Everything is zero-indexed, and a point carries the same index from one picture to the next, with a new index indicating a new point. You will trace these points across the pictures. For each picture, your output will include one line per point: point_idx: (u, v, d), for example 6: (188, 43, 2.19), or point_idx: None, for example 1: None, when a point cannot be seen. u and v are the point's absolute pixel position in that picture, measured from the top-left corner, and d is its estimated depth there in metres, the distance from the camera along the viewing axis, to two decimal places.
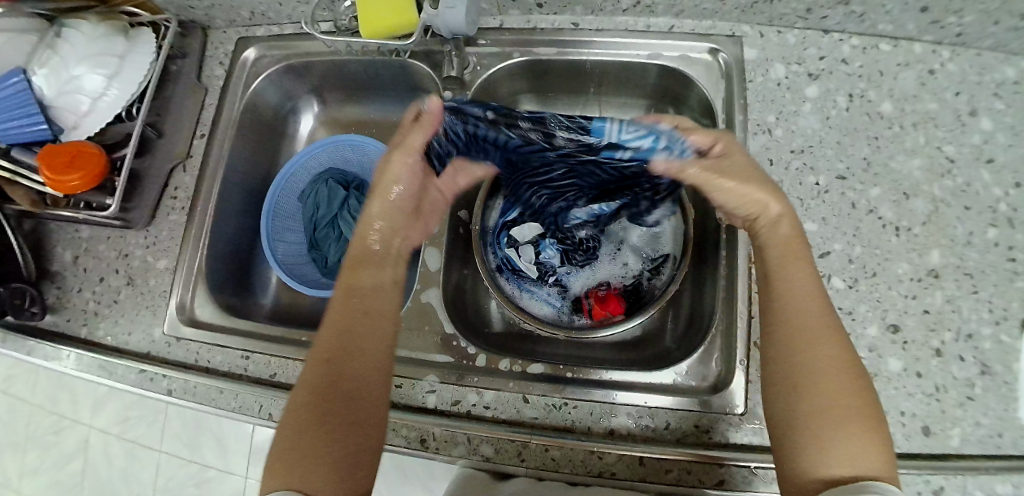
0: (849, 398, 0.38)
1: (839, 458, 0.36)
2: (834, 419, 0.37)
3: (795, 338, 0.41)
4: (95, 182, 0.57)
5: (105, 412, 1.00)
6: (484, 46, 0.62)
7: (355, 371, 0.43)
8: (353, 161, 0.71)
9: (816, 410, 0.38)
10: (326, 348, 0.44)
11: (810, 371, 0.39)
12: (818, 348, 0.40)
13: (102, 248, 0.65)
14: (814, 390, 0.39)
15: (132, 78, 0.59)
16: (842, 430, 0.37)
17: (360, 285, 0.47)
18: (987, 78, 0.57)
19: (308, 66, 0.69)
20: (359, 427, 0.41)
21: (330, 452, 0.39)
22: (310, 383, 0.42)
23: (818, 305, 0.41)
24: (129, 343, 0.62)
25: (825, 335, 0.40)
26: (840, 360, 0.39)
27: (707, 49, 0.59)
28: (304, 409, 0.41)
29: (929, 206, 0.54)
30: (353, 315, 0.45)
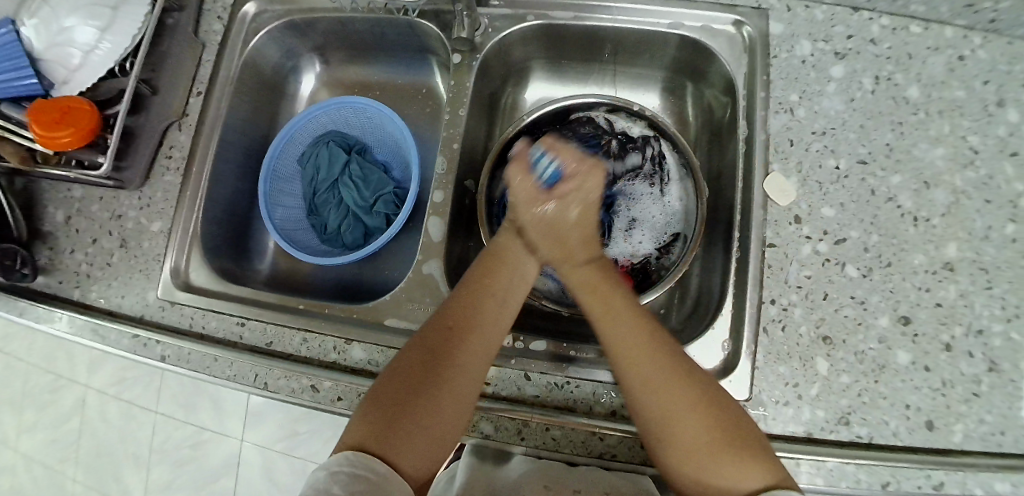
0: (717, 421, 0.40)
1: (734, 481, 0.38)
2: (710, 450, 0.39)
3: (641, 379, 0.41)
4: (88, 138, 0.55)
5: (103, 372, 1.00)
6: (498, 7, 0.59)
7: (463, 356, 0.43)
8: (355, 124, 0.68)
9: (695, 446, 0.39)
10: (442, 322, 0.45)
11: (666, 411, 0.40)
12: (652, 394, 0.41)
13: (95, 208, 0.63)
14: (677, 437, 0.40)
15: (124, 31, 0.56)
16: (719, 460, 0.38)
17: (498, 274, 0.48)
18: (1018, 67, 0.55)
19: (311, 23, 0.66)
20: (445, 413, 0.41)
21: (427, 420, 0.40)
22: (414, 351, 0.43)
23: (632, 340, 0.43)
24: (122, 307, 0.60)
25: (656, 370, 0.41)
26: (680, 392, 0.40)
27: (730, 21, 0.57)
28: (402, 376, 0.42)
29: (950, 197, 0.52)
30: (478, 300, 0.46)
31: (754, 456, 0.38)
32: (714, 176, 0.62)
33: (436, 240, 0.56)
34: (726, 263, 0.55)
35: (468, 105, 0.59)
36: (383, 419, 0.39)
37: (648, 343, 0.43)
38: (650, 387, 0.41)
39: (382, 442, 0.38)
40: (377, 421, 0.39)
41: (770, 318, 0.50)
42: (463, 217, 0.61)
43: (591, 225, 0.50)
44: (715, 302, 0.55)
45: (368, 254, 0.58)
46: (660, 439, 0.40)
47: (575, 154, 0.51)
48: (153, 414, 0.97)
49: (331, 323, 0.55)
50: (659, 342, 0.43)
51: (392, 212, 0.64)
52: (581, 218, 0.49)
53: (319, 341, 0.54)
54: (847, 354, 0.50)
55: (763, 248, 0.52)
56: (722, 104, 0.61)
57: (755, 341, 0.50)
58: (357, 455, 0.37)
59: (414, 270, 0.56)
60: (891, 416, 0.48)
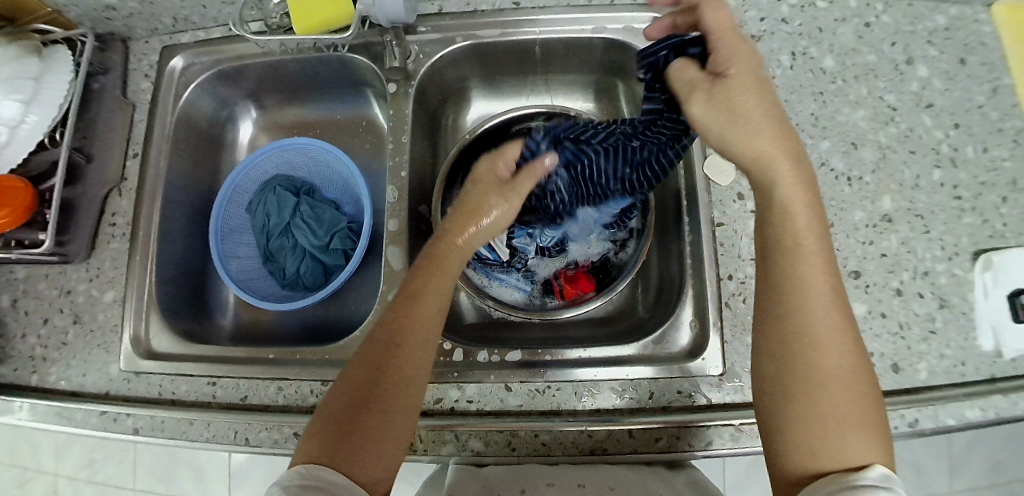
0: (846, 389, 0.37)
1: (837, 454, 0.35)
2: (846, 421, 0.36)
3: (817, 311, 0.38)
4: (24, 216, 0.54)
5: (74, 460, 0.96)
6: (426, 32, 0.60)
7: (405, 366, 0.43)
8: (300, 165, 0.68)
9: (819, 409, 0.36)
10: (382, 334, 0.44)
11: (812, 371, 0.37)
12: (821, 337, 0.38)
13: (42, 287, 0.61)
14: (816, 400, 0.37)
15: (49, 101, 0.55)
16: (841, 427, 0.36)
17: (431, 279, 0.46)
18: (920, 26, 0.59)
19: (241, 70, 0.65)
20: (394, 423, 0.41)
21: (378, 434, 0.40)
22: (364, 362, 0.43)
23: (826, 294, 0.39)
24: (85, 385, 0.58)
25: (832, 328, 0.38)
26: (837, 357, 0.38)
27: (650, 19, 0.59)
28: (349, 389, 0.41)
29: (877, 154, 0.56)
30: (413, 309, 0.45)
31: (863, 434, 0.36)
32: None
33: (397, 268, 0.55)
34: (680, 248, 0.57)
35: (410, 130, 0.59)
36: (334, 432, 0.39)
37: (827, 293, 0.39)
38: (818, 348, 0.38)
39: (336, 451, 0.38)
40: (332, 430, 0.39)
41: (730, 293, 0.52)
42: (422, 241, 0.61)
43: (761, 91, 0.41)
44: (677, 282, 0.56)
45: (330, 293, 0.58)
46: (792, 395, 0.38)
47: (729, 18, 0.42)
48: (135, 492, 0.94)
49: (304, 368, 0.54)
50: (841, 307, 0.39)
51: (349, 247, 0.64)
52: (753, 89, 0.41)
53: (294, 388, 0.53)
54: None
55: (715, 228, 0.53)
56: None
57: (721, 315, 0.51)
58: (310, 468, 0.36)
59: (380, 301, 0.55)
60: None
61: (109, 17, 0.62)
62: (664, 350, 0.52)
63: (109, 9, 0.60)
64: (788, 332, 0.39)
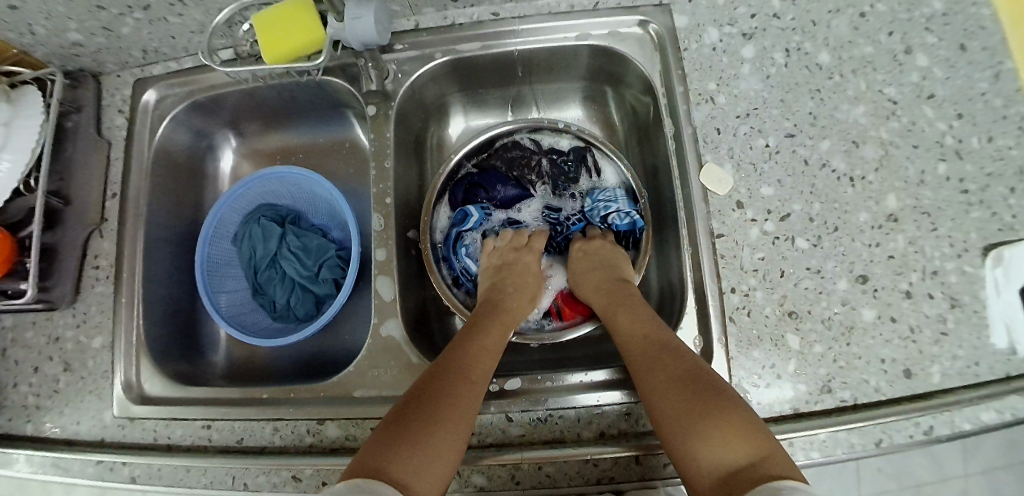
0: (691, 398, 0.41)
1: (714, 460, 0.37)
2: (706, 429, 0.39)
3: (640, 353, 0.46)
4: (4, 266, 0.52)
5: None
6: (403, 50, 0.58)
7: (466, 392, 0.43)
8: (284, 193, 0.66)
9: (680, 424, 0.40)
10: (445, 362, 0.45)
11: (657, 395, 0.42)
12: (649, 372, 0.44)
13: (29, 335, 0.59)
14: (672, 420, 0.41)
15: (21, 145, 0.53)
16: (709, 434, 0.38)
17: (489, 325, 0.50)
18: (917, 13, 0.56)
19: (217, 99, 0.63)
20: (448, 444, 0.39)
21: (433, 454, 0.38)
22: (424, 387, 0.43)
23: (639, 342, 0.47)
24: (80, 433, 0.57)
25: (658, 356, 0.45)
26: (676, 373, 0.43)
27: (636, 22, 0.57)
28: (405, 410, 0.41)
29: (879, 151, 0.53)
30: (473, 345, 0.47)
31: (739, 432, 0.38)
32: (650, 173, 0.62)
33: (388, 299, 0.54)
34: (679, 259, 0.55)
35: (393, 154, 0.57)
36: (391, 447, 0.38)
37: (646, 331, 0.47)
38: (649, 377, 0.44)
39: (392, 465, 0.36)
40: (389, 447, 0.38)
41: (733, 307, 0.50)
42: (413, 267, 0.59)
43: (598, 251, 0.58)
44: (678, 296, 0.54)
45: (322, 326, 0.56)
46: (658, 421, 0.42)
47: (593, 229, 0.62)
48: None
49: (299, 407, 0.53)
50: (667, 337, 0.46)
51: (339, 276, 0.63)
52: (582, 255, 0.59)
53: (291, 427, 0.52)
54: (815, 324, 0.50)
55: (714, 239, 0.52)
56: (645, 104, 0.61)
57: (725, 329, 0.50)
58: (367, 480, 0.35)
59: (373, 334, 0.53)
60: (870, 373, 0.49)
61: (77, 54, 0.60)
62: None
63: (76, 45, 0.58)
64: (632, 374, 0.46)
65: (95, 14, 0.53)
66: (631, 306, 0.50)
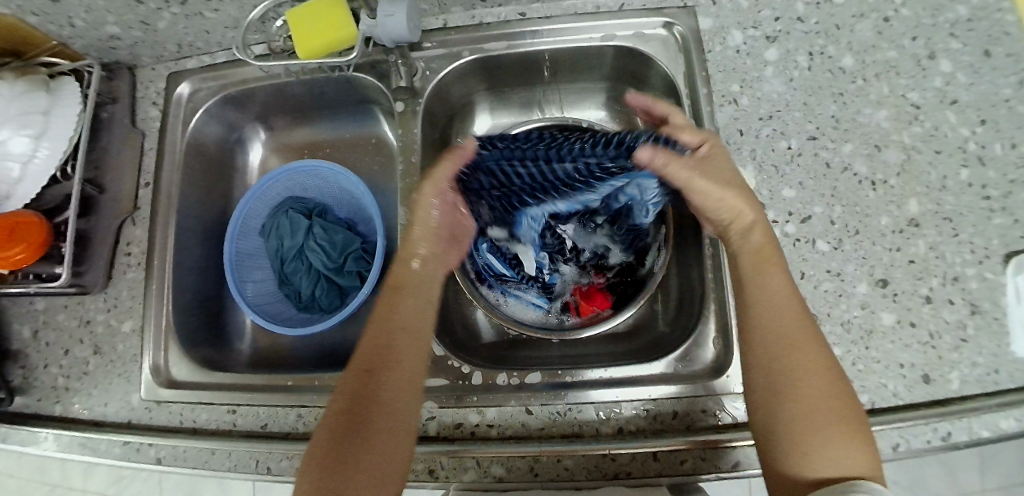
0: (827, 398, 0.39)
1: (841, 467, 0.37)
2: (823, 427, 0.38)
3: (777, 324, 0.42)
4: (40, 251, 0.54)
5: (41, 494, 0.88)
6: (431, 49, 0.59)
7: (390, 390, 0.42)
8: (311, 187, 0.67)
9: (802, 414, 0.39)
10: (358, 365, 0.43)
11: (785, 375, 0.40)
12: (785, 350, 0.41)
13: (61, 318, 0.61)
14: (795, 402, 0.39)
15: (59, 135, 0.55)
16: (827, 436, 0.38)
17: (400, 302, 0.47)
18: (940, 19, 0.57)
19: (248, 94, 0.65)
20: (387, 450, 0.40)
21: (368, 467, 0.39)
22: (343, 399, 0.42)
23: (785, 313, 0.42)
24: (107, 415, 0.58)
25: (797, 336, 0.41)
26: (811, 360, 0.40)
27: (661, 23, 0.58)
28: (330, 430, 0.41)
29: (902, 155, 0.54)
30: (391, 332, 0.45)
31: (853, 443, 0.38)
32: None
33: None
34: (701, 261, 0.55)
35: (420, 150, 0.58)
36: (322, 477, 0.38)
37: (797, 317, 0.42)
38: (787, 351, 0.41)
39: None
40: (321, 476, 0.38)
41: None
42: None
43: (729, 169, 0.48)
44: (697, 298, 0.55)
45: (347, 316, 0.57)
46: (775, 397, 0.40)
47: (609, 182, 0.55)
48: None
49: (322, 395, 0.54)
50: (808, 321, 0.42)
51: (363, 268, 0.64)
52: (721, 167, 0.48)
53: (314, 414, 0.53)
54: (834, 326, 0.50)
55: None
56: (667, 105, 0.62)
57: None
58: None
59: None
60: (888, 377, 0.49)
61: (114, 47, 0.61)
62: (688, 368, 0.51)
63: (113, 39, 0.59)
64: (766, 346, 0.42)
65: (134, 8, 0.55)
66: (779, 272, 0.44)
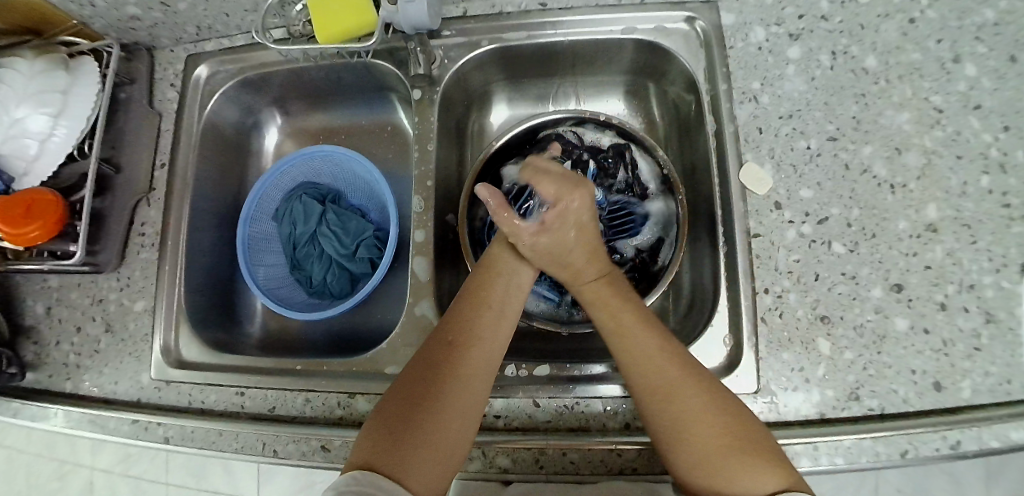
0: (721, 433, 0.39)
1: (743, 488, 0.38)
2: (725, 460, 0.39)
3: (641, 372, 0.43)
4: (57, 229, 0.54)
5: (49, 470, 0.89)
6: (450, 37, 0.59)
7: (465, 370, 0.43)
8: (325, 173, 0.68)
9: (702, 456, 0.39)
10: (439, 337, 0.45)
11: (673, 423, 0.41)
12: (656, 400, 0.42)
13: (74, 296, 0.62)
14: (693, 447, 0.40)
15: (78, 113, 0.56)
16: (734, 470, 0.38)
17: (492, 284, 0.48)
18: (966, 22, 0.56)
19: (265, 78, 0.65)
20: (457, 423, 0.41)
21: (435, 437, 0.40)
22: (421, 365, 0.43)
23: (644, 360, 0.43)
24: (117, 393, 0.59)
25: (664, 378, 0.42)
26: (688, 399, 0.41)
27: (683, 18, 0.57)
28: (402, 392, 0.42)
29: (922, 159, 0.53)
30: (477, 310, 0.46)
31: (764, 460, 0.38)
32: (688, 171, 0.63)
33: (423, 279, 0.55)
34: (715, 260, 0.55)
35: (436, 138, 0.58)
36: (390, 437, 0.39)
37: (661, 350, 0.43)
38: (662, 398, 0.42)
39: (390, 457, 0.38)
40: (388, 436, 0.39)
41: (767, 307, 0.50)
42: (449, 250, 0.61)
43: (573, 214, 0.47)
44: (709, 298, 0.55)
45: (358, 303, 0.57)
46: (675, 445, 0.40)
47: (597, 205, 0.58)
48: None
49: (331, 379, 0.54)
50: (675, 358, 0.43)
51: (375, 255, 0.64)
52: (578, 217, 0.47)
53: (322, 399, 0.54)
54: (847, 330, 0.50)
55: (750, 239, 0.52)
56: (686, 101, 0.61)
57: (756, 328, 0.50)
58: (366, 474, 0.36)
59: (407, 312, 0.54)
60: (899, 382, 0.48)
61: (135, 28, 0.62)
62: None
63: (133, 19, 0.60)
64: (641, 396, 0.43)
65: None
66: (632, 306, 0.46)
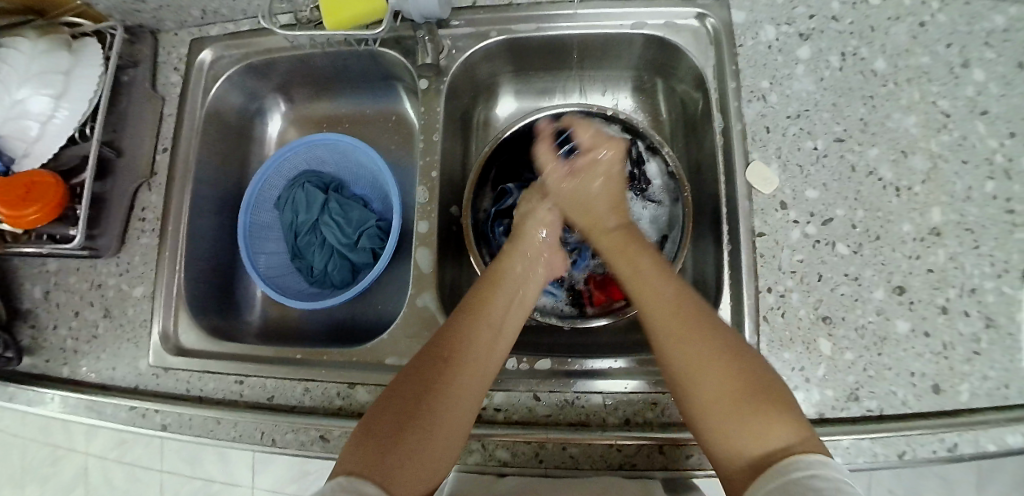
0: (739, 384, 0.40)
1: (755, 440, 0.37)
2: (736, 406, 0.39)
3: (661, 314, 0.44)
4: (55, 212, 0.54)
5: (43, 455, 0.88)
6: (458, 27, 0.58)
7: (458, 381, 0.43)
8: (329, 162, 0.67)
9: (714, 402, 0.39)
10: (435, 349, 0.45)
11: (689, 369, 0.41)
12: (676, 345, 0.42)
13: (73, 280, 0.61)
14: (705, 388, 0.40)
15: (80, 96, 0.55)
16: (747, 420, 0.38)
17: (492, 305, 0.49)
18: (977, 27, 0.56)
19: (270, 64, 0.65)
20: (444, 441, 0.41)
21: (420, 453, 0.39)
22: (413, 375, 0.43)
23: (670, 303, 0.44)
24: (114, 379, 0.58)
25: (685, 326, 0.43)
26: (709, 346, 0.41)
27: (693, 15, 0.57)
28: (393, 403, 0.42)
29: (928, 163, 0.53)
30: (474, 327, 0.46)
31: (779, 418, 0.38)
32: (693, 169, 0.62)
33: (426, 271, 0.55)
34: (718, 258, 0.55)
35: (442, 129, 0.58)
36: (376, 446, 0.39)
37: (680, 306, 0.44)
38: (680, 340, 0.42)
39: (375, 467, 0.37)
40: (374, 446, 0.39)
41: (769, 307, 0.50)
42: (451, 242, 0.61)
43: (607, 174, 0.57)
44: (711, 296, 0.55)
45: (359, 293, 0.57)
46: (688, 388, 0.41)
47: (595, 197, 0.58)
48: (113, 491, 0.87)
49: (330, 370, 0.54)
50: (691, 307, 0.44)
51: (377, 247, 0.64)
52: (608, 178, 0.57)
53: (322, 389, 0.53)
54: (848, 331, 0.50)
55: (754, 239, 0.52)
56: (694, 99, 0.61)
57: (758, 329, 0.50)
58: (351, 480, 0.36)
59: (409, 305, 0.54)
60: (898, 385, 0.49)
61: (139, 9, 0.61)
62: None
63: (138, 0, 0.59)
64: (663, 336, 0.43)
65: None
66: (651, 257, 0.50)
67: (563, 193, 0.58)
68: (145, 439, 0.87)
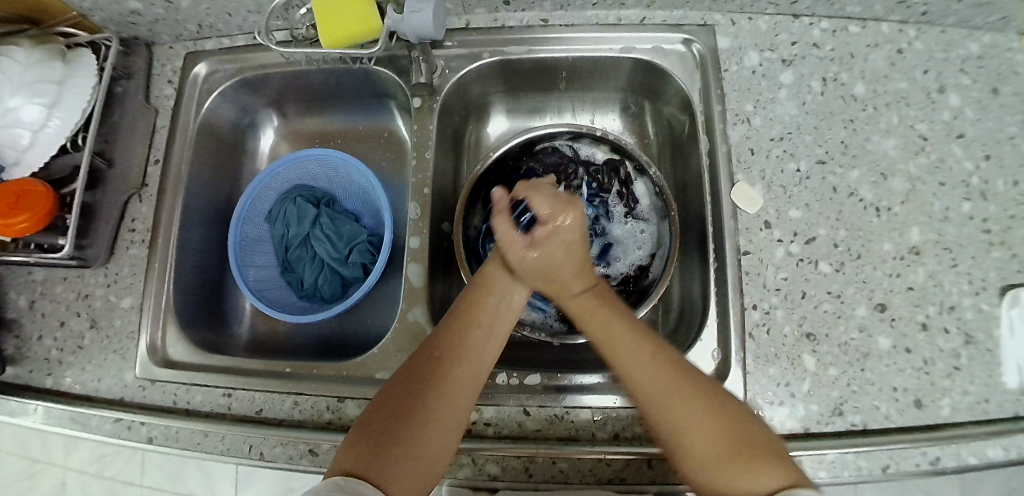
0: (723, 436, 0.39)
1: (749, 490, 0.37)
2: (723, 458, 0.39)
3: (638, 376, 0.43)
4: (45, 221, 0.53)
5: (20, 469, 0.86)
6: (452, 47, 0.59)
7: (453, 380, 0.43)
8: (321, 176, 0.68)
9: (698, 455, 0.39)
10: (431, 347, 0.45)
11: (673, 423, 0.41)
12: (653, 403, 0.42)
13: (59, 290, 0.61)
14: (688, 442, 0.40)
15: (73, 106, 0.55)
16: (736, 472, 0.38)
17: (488, 299, 0.48)
18: (952, 54, 0.58)
19: (264, 79, 0.65)
20: (441, 438, 0.41)
21: (416, 451, 0.40)
22: (409, 375, 0.43)
23: (643, 362, 0.43)
24: (99, 391, 0.58)
25: (664, 383, 0.42)
26: (688, 398, 0.41)
27: (680, 40, 0.59)
28: (390, 403, 0.42)
29: (907, 184, 0.55)
30: (469, 324, 0.46)
31: (767, 463, 0.38)
32: (681, 188, 0.64)
33: (417, 285, 0.55)
34: (704, 275, 0.56)
35: (434, 146, 0.59)
36: (372, 446, 0.39)
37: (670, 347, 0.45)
38: (658, 399, 0.42)
39: (372, 466, 0.38)
40: (370, 446, 0.39)
41: (754, 323, 0.51)
42: (442, 258, 0.61)
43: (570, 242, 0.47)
44: (699, 311, 0.56)
45: (349, 307, 0.57)
46: (675, 444, 0.41)
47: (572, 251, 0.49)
48: None
49: (320, 383, 0.54)
50: (666, 360, 0.44)
51: (368, 261, 0.64)
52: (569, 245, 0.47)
53: (311, 403, 0.53)
54: (832, 347, 0.51)
55: (740, 257, 0.53)
56: (681, 120, 0.62)
57: (744, 345, 0.51)
58: (347, 480, 0.36)
59: (400, 319, 0.55)
60: (881, 400, 0.50)
61: (134, 23, 0.61)
62: None
63: (134, 14, 0.59)
64: (642, 396, 0.43)
65: None
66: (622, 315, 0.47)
67: (525, 265, 0.47)
68: (127, 453, 0.86)
